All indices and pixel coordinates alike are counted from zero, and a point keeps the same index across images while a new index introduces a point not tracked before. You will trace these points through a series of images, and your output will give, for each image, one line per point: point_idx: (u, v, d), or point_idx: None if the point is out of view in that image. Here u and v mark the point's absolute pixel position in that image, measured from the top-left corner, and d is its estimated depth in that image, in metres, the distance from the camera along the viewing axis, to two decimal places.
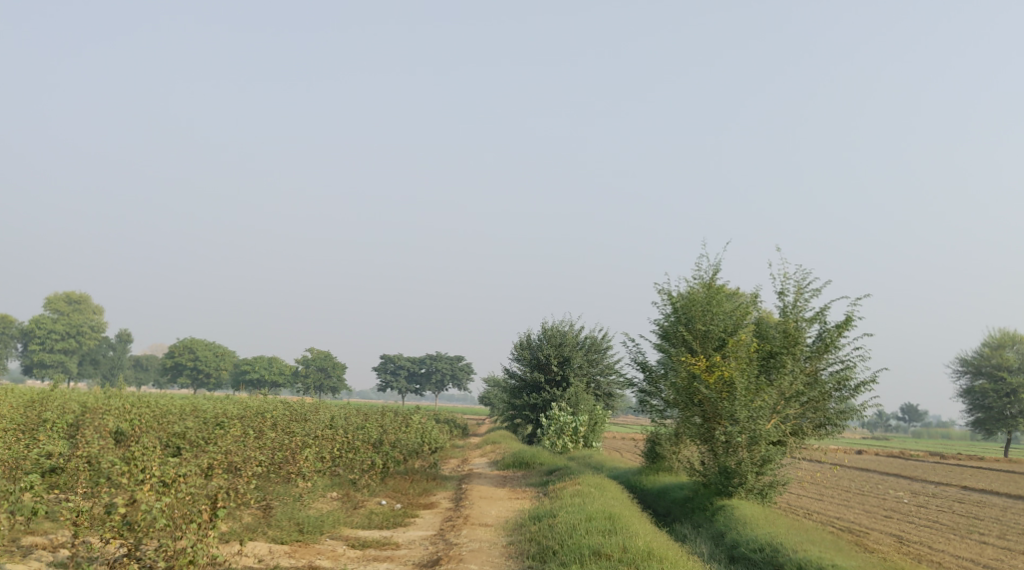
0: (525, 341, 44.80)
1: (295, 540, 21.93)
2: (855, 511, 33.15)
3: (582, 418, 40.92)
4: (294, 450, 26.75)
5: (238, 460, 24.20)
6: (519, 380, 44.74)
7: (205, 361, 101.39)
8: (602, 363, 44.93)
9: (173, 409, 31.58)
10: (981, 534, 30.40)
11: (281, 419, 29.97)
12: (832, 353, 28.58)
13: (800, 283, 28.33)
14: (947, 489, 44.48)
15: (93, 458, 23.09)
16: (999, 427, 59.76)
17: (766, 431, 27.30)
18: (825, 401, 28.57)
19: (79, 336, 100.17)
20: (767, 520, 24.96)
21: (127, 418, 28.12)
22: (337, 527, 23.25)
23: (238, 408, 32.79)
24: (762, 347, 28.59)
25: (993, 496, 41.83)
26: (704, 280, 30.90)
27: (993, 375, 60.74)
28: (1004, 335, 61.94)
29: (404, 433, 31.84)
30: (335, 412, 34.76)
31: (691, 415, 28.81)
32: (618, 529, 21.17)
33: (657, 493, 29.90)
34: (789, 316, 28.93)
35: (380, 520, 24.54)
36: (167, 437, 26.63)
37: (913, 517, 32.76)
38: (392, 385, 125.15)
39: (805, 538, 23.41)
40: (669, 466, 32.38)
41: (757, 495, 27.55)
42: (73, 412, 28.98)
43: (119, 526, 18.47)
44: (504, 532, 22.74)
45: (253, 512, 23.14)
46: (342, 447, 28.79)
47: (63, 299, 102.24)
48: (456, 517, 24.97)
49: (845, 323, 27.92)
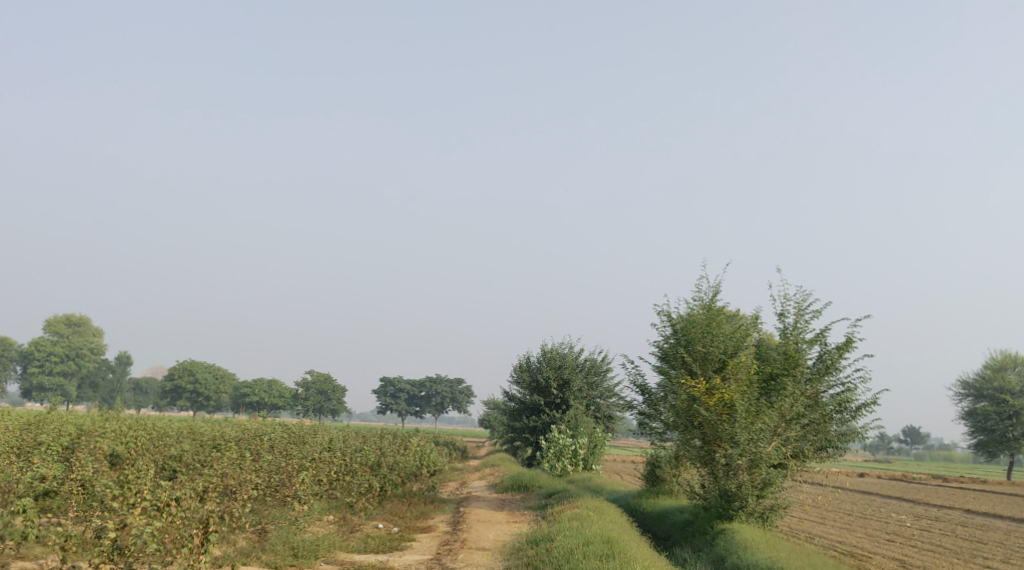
0: (525, 363, 44.60)
1: (289, 564, 21.77)
2: (857, 535, 32.83)
3: (582, 441, 40.58)
4: (290, 473, 26.46)
5: (234, 484, 23.94)
6: (518, 402, 44.50)
7: (204, 384, 101.10)
8: (602, 386, 44.68)
9: (170, 431, 31.35)
10: (986, 558, 30.06)
11: (278, 441, 29.72)
12: (833, 374, 28.39)
13: (800, 304, 28.16)
14: (950, 512, 44.13)
15: (87, 481, 22.83)
16: (1001, 450, 59.42)
17: (767, 454, 27.06)
18: (826, 423, 28.32)
19: (78, 359, 99.98)
20: (768, 545, 24.66)
21: (123, 441, 27.90)
22: (332, 551, 22.96)
23: (235, 430, 32.52)
24: (762, 369, 28.35)
25: (996, 520, 41.46)
26: (704, 302, 30.72)
27: (995, 397, 60.40)
28: (1006, 358, 61.68)
29: (403, 456, 31.62)
30: (333, 434, 34.49)
31: (691, 437, 28.59)
32: (616, 554, 20.89)
33: (656, 516, 29.63)
34: (789, 337, 28.78)
35: (377, 543, 24.26)
36: (163, 459, 26.42)
37: (915, 541, 32.44)
38: (392, 407, 124.71)
39: (807, 563, 23.05)
40: (669, 489, 32.10)
41: (758, 518, 27.28)
42: (69, 434, 28.76)
43: (109, 551, 18.17)
44: (501, 556, 22.45)
45: (248, 536, 22.87)
46: (339, 470, 28.54)
47: (63, 321, 102.06)
48: (454, 541, 24.69)
49: (846, 344, 27.74)
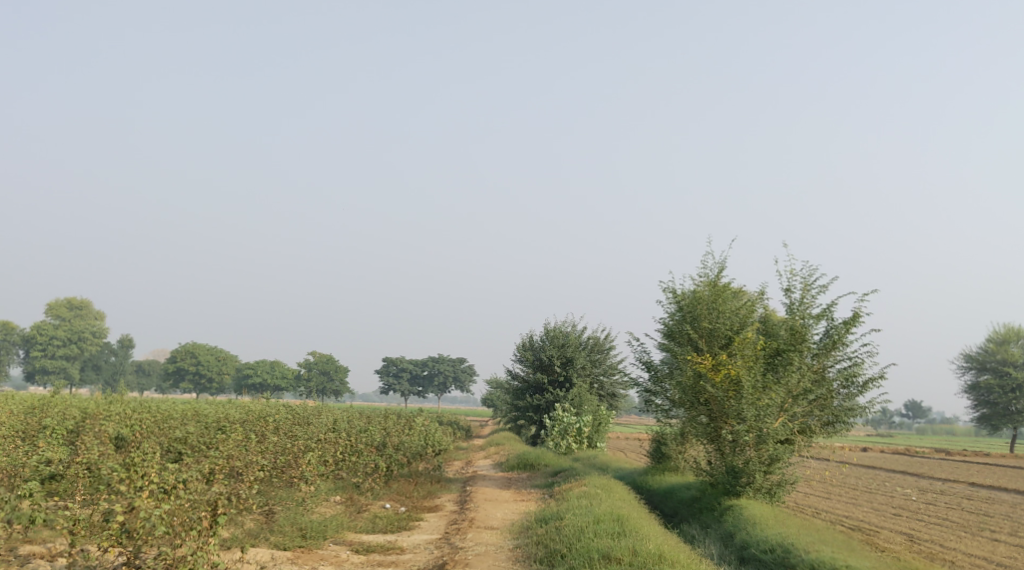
0: (528, 341, 44.46)
1: (298, 546, 21.51)
2: (864, 509, 32.79)
3: (586, 419, 40.49)
4: (296, 454, 26.38)
5: (240, 465, 23.86)
6: (522, 381, 44.40)
7: (207, 366, 101.16)
8: (606, 364, 44.58)
9: (175, 414, 31.28)
10: (993, 531, 30.00)
11: (283, 422, 29.64)
12: (840, 349, 28.22)
13: (806, 280, 27.92)
14: (955, 485, 44.11)
15: (93, 464, 22.75)
16: (1005, 423, 59.42)
17: (774, 430, 26.96)
18: (832, 398, 28.19)
19: (80, 342, 100.03)
20: (777, 521, 24.56)
21: (128, 423, 27.80)
22: (341, 531, 22.90)
23: (239, 412, 32.46)
24: (768, 345, 28.17)
25: (1001, 493, 41.44)
26: (709, 278, 30.51)
27: (998, 370, 60.25)
28: (1009, 331, 61.55)
29: (408, 435, 31.57)
30: (337, 414, 34.42)
31: (697, 414, 28.50)
32: (628, 532, 20.80)
33: (663, 493, 29.59)
34: (795, 313, 28.57)
35: (385, 523, 24.18)
36: (168, 442, 26.35)
37: (922, 515, 32.37)
38: (395, 387, 124.75)
39: (817, 539, 22.89)
40: (674, 465, 32.05)
41: (766, 494, 27.21)
42: (73, 418, 28.67)
43: (118, 534, 18.08)
44: (510, 535, 22.36)
45: (255, 518, 22.82)
46: (345, 451, 28.47)
47: (65, 305, 101.90)
48: (462, 520, 24.62)
49: (852, 319, 27.54)
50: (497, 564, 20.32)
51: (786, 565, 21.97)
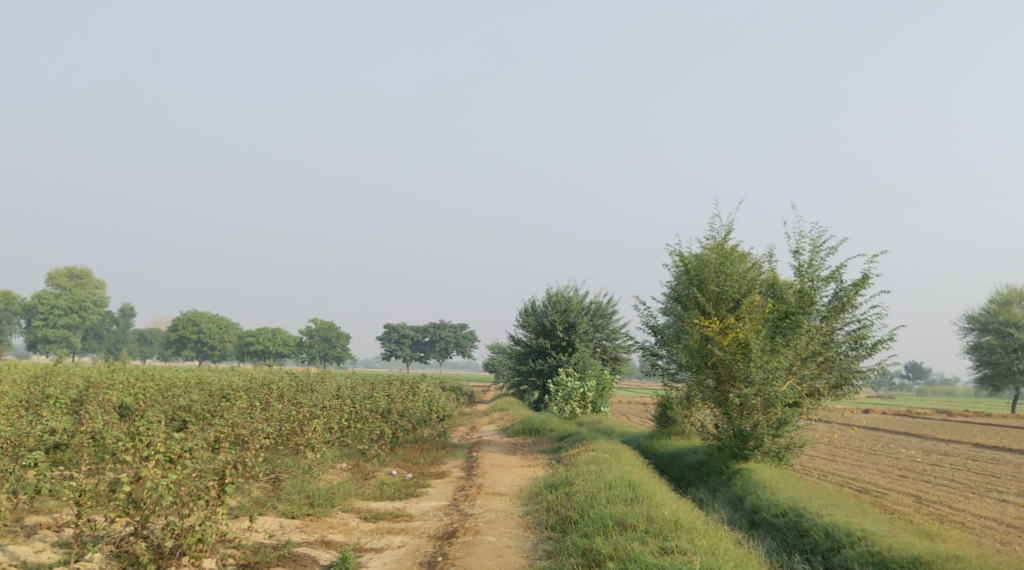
0: (531, 307, 44.17)
1: (306, 514, 21.33)
2: (870, 472, 32.64)
3: (590, 384, 40.26)
4: (301, 421, 26.22)
5: (245, 433, 23.63)
6: (524, 346, 44.17)
7: (209, 333, 101.02)
8: (608, 328, 44.29)
9: (178, 382, 31.06)
10: (1001, 492, 29.81)
11: (287, 390, 29.44)
12: (849, 312, 27.83)
13: (815, 241, 27.50)
14: (959, 446, 43.96)
15: (97, 433, 22.54)
16: (1007, 384, 59.30)
17: (782, 393, 26.72)
18: (841, 360, 27.84)
19: (82, 311, 99.70)
20: (787, 484, 24.35)
21: (132, 392, 27.56)
22: (348, 499, 22.73)
23: (243, 380, 32.21)
24: (776, 308, 27.73)
25: (1006, 453, 41.34)
26: (716, 241, 30.18)
27: (1000, 331, 59.98)
28: (1012, 291, 61.20)
29: (412, 401, 31.39)
30: (341, 381, 34.18)
31: (705, 377, 28.29)
32: (641, 498, 20.61)
33: (670, 458, 29.45)
34: (804, 275, 28.12)
35: (392, 490, 24.01)
36: (173, 410, 26.16)
37: (929, 476, 32.22)
38: (397, 353, 124.69)
39: (829, 503, 22.65)
40: (680, 429, 31.90)
41: (774, 457, 27.00)
42: (77, 387, 28.47)
43: (125, 504, 17.86)
44: (519, 502, 22.18)
45: (262, 486, 22.75)
46: (349, 418, 28.29)
47: (65, 274, 101.31)
48: (470, 486, 24.46)
49: (862, 281, 27.17)
50: (508, 531, 20.13)
51: (799, 530, 21.77)
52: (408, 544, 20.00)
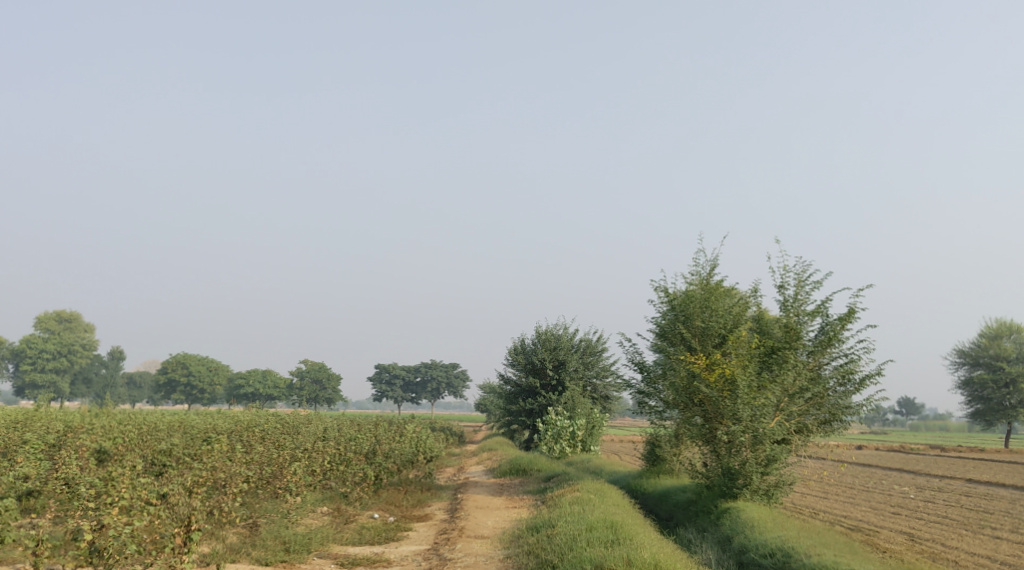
0: (520, 346, 43.75)
1: (280, 561, 20.77)
2: (862, 509, 32.17)
3: (580, 422, 39.69)
4: (282, 464, 25.51)
5: (223, 477, 22.70)
6: (514, 385, 43.69)
7: (199, 376, 100.17)
8: (598, 366, 43.84)
9: (160, 425, 30.45)
10: (995, 529, 29.32)
11: (271, 432, 28.89)
12: (836, 346, 27.45)
13: (801, 275, 27.18)
14: (952, 482, 43.47)
15: (70, 479, 21.94)
16: (999, 418, 58.85)
17: (770, 430, 26.27)
18: (830, 396, 27.41)
19: (71, 355, 99.04)
20: (776, 524, 23.85)
21: (111, 436, 26.95)
22: (325, 544, 22.14)
23: (227, 422, 31.60)
24: (763, 343, 27.36)
25: (999, 489, 40.91)
26: (702, 277, 29.83)
27: (991, 365, 59.68)
28: (1001, 325, 61.02)
29: (398, 443, 30.83)
30: (327, 422, 33.57)
31: (692, 415, 27.82)
32: (622, 540, 20.10)
33: (658, 497, 28.94)
34: (790, 310, 27.79)
35: (372, 534, 23.43)
36: (152, 454, 25.55)
37: (921, 513, 31.76)
38: (388, 394, 123.66)
39: (818, 542, 22.16)
40: (669, 468, 31.38)
41: (763, 496, 26.49)
42: (55, 431, 27.86)
43: (86, 553, 17.27)
44: (501, 545, 21.64)
45: (238, 532, 22.30)
46: (333, 460, 27.68)
47: (54, 318, 100.47)
48: (452, 529, 23.92)
49: (848, 315, 26.82)
50: None
51: None
52: None
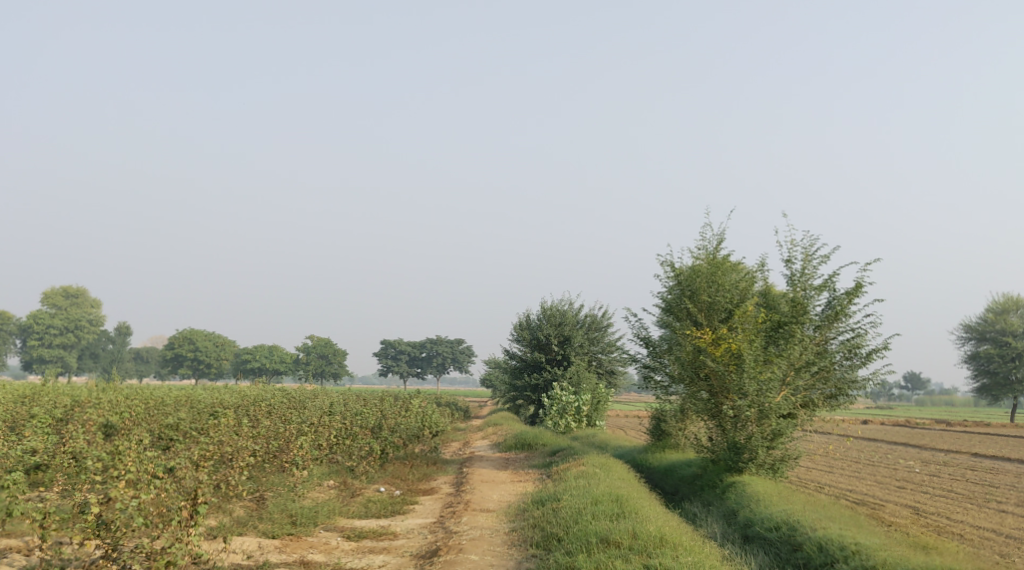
0: (525, 321, 43.75)
1: (287, 533, 20.85)
2: (867, 483, 32.20)
3: (585, 398, 39.73)
4: (289, 438, 25.59)
5: (230, 451, 22.84)
6: (520, 360, 43.74)
7: (205, 352, 100.40)
8: (604, 342, 43.88)
9: (167, 400, 30.54)
10: (1000, 503, 29.33)
11: (277, 407, 28.94)
12: (843, 321, 27.38)
13: (808, 249, 27.06)
14: (958, 456, 43.49)
15: (77, 454, 21.98)
16: (1005, 393, 58.80)
17: (776, 404, 26.23)
18: (836, 371, 27.38)
19: (77, 331, 99.31)
20: (782, 498, 23.85)
21: (118, 411, 27.01)
22: (332, 517, 22.22)
23: (233, 397, 31.67)
24: (769, 318, 27.31)
25: (1004, 462, 40.93)
26: (708, 252, 29.71)
27: (998, 340, 59.58)
28: (1008, 300, 60.81)
29: (404, 417, 30.91)
30: (332, 397, 33.64)
31: (698, 390, 27.81)
32: (628, 514, 20.14)
33: (664, 471, 28.98)
34: (796, 284, 27.69)
35: (378, 508, 23.50)
36: (159, 428, 25.60)
37: (927, 487, 31.79)
38: (394, 369, 123.85)
39: (823, 516, 22.15)
40: (675, 443, 31.43)
41: (769, 470, 26.52)
42: (63, 406, 27.92)
43: (94, 526, 17.34)
44: (506, 518, 21.70)
45: (246, 505, 22.43)
46: (338, 434, 27.73)
47: (60, 293, 100.59)
48: (458, 502, 23.98)
49: (855, 289, 26.75)
50: (491, 549, 19.66)
51: (792, 544, 21.20)
52: (389, 564, 19.53)
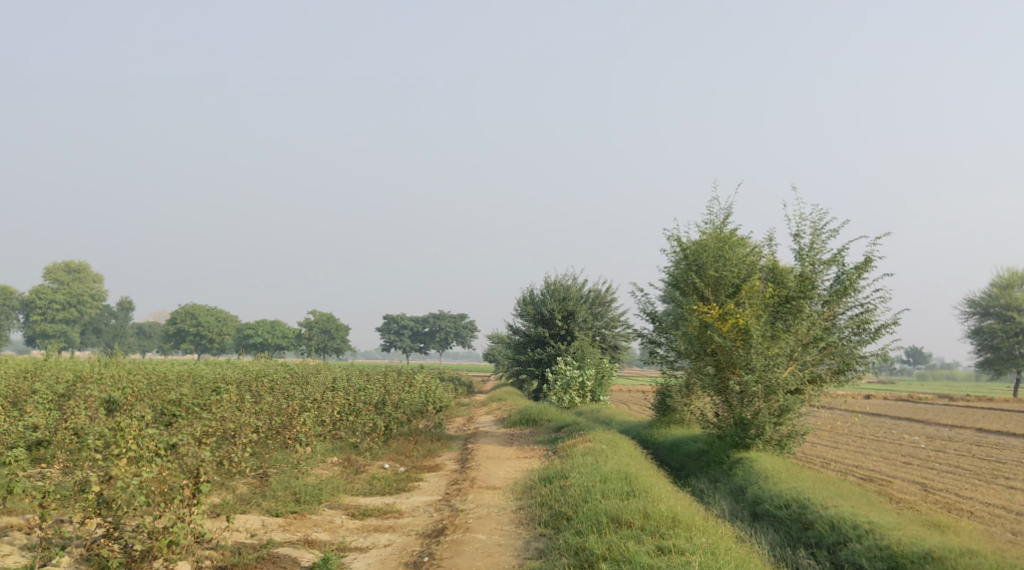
0: (529, 296, 43.39)
1: (291, 511, 20.59)
2: (873, 459, 31.94)
3: (589, 373, 39.45)
4: (291, 414, 25.32)
5: (232, 427, 22.57)
6: (523, 336, 43.50)
7: (207, 327, 100.22)
8: (607, 316, 43.52)
9: (170, 375, 30.28)
10: (1008, 479, 29.08)
11: (279, 382, 28.64)
12: (851, 296, 26.98)
13: (817, 224, 26.64)
14: (962, 432, 43.24)
15: (79, 429, 21.72)
16: (1008, 367, 58.52)
17: (784, 380, 25.93)
18: (844, 346, 27.01)
19: (80, 306, 99.09)
20: (790, 474, 23.58)
21: (120, 386, 26.73)
22: (336, 495, 21.97)
23: (236, 373, 31.44)
24: (776, 293, 26.97)
25: (1010, 438, 40.66)
26: (715, 226, 29.31)
27: (1001, 315, 59.26)
28: (1014, 275, 60.19)
29: (408, 393, 30.67)
30: (336, 372, 33.35)
31: (704, 365, 27.55)
32: (637, 492, 19.87)
33: (669, 447, 28.76)
34: (805, 259, 27.27)
35: (383, 485, 23.26)
36: (162, 404, 25.31)
37: (933, 463, 31.50)
38: (397, 343, 123.61)
39: (834, 494, 21.84)
40: (680, 418, 31.18)
41: (776, 446, 26.26)
42: (64, 381, 27.68)
43: (95, 505, 17.09)
44: (513, 496, 21.44)
45: (249, 482, 22.23)
46: (342, 410, 27.45)
47: (63, 267, 100.25)
48: (463, 479, 23.74)
49: (865, 264, 26.35)
50: (499, 528, 19.40)
51: (803, 522, 20.92)
52: (395, 543, 19.28)
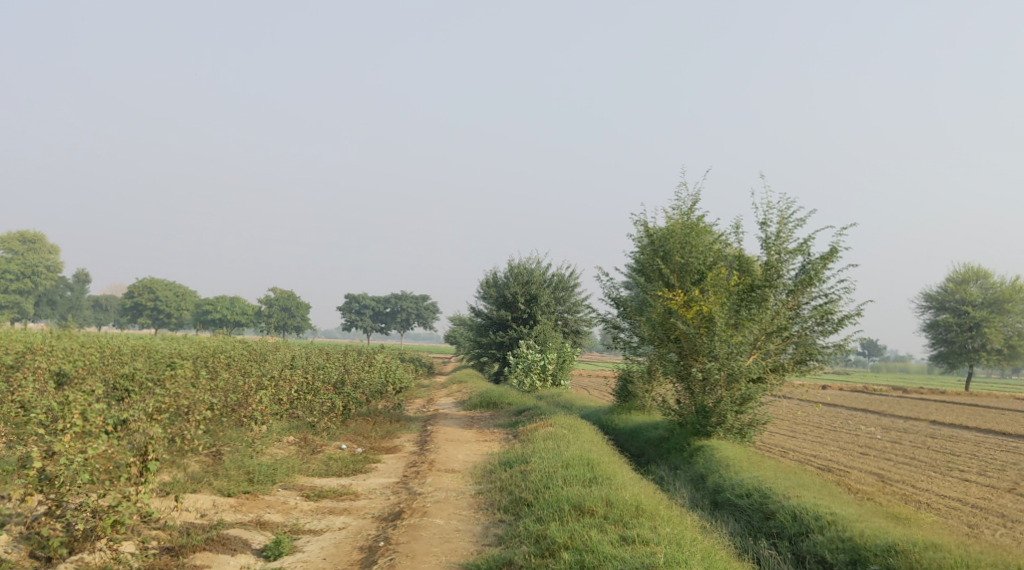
0: (492, 279, 43.11)
1: (243, 492, 20.07)
2: (830, 449, 31.93)
3: (551, 356, 39.06)
4: (248, 392, 24.76)
5: (186, 404, 21.95)
6: (485, 318, 43.18)
7: (165, 302, 98.85)
8: (570, 301, 43.00)
9: (124, 349, 29.56)
10: (963, 471, 29.17)
11: (236, 359, 28.05)
12: (816, 286, 26.74)
13: (784, 212, 26.39)
14: (917, 424, 43.44)
15: (25, 403, 20.97)
16: (961, 361, 59.07)
17: (746, 368, 25.68)
18: (807, 336, 26.81)
19: (34, 277, 97.21)
20: (751, 463, 23.42)
21: (71, 359, 26.02)
22: (291, 475, 21.47)
23: (193, 348, 30.80)
24: (741, 281, 26.72)
25: (964, 431, 40.93)
26: (683, 212, 29.03)
27: (957, 309, 59.62)
28: (969, 270, 60.49)
29: (367, 373, 30.18)
30: (296, 351, 32.80)
31: (667, 351, 27.30)
32: (600, 479, 19.59)
33: (629, 433, 28.53)
34: (771, 248, 27.05)
35: (339, 466, 22.81)
36: (114, 379, 24.64)
37: (890, 454, 31.56)
38: (357, 323, 122.72)
39: (796, 484, 21.69)
40: (641, 404, 30.97)
41: (736, 434, 26.11)
42: (13, 353, 26.90)
43: (36, 481, 16.51)
44: (471, 480, 21.09)
45: (201, 460, 21.70)
46: (300, 389, 26.95)
47: (18, 238, 97.50)
48: (421, 461, 23.35)
49: (831, 254, 26.13)
50: (457, 513, 19.03)
51: (764, 512, 20.74)
52: (350, 526, 18.86)
